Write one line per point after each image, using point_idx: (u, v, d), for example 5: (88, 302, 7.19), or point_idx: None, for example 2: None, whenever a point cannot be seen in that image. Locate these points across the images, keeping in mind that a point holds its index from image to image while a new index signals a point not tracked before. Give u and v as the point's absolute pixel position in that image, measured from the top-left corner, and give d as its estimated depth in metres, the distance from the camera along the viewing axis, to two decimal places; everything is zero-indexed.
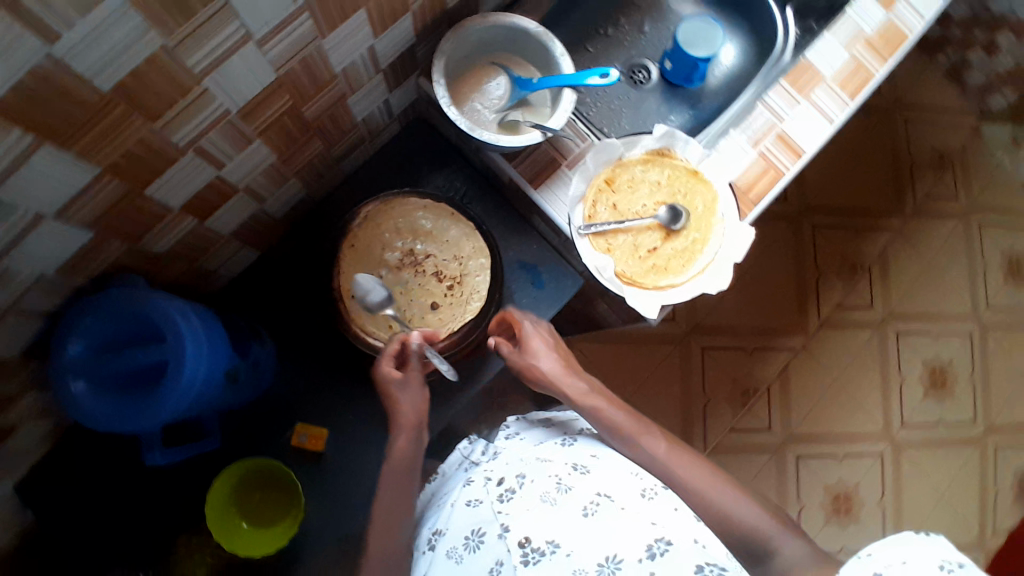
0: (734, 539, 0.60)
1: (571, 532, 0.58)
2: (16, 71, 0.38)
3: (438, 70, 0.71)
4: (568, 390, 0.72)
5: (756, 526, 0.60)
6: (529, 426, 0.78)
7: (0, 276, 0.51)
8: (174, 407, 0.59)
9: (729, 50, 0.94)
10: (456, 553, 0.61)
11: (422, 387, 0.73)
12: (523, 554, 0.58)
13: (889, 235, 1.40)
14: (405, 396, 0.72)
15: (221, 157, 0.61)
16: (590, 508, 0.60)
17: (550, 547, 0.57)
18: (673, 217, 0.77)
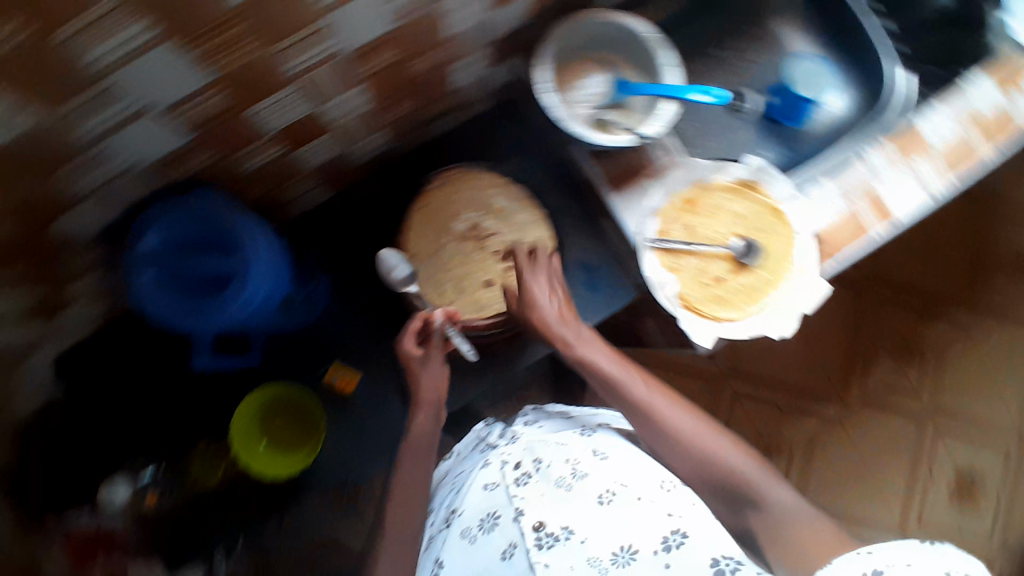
0: (716, 484, 0.62)
1: (586, 520, 0.63)
2: None
3: (545, 54, 0.71)
4: (566, 335, 0.69)
5: (746, 476, 0.61)
6: (547, 416, 0.79)
7: (99, 156, 0.53)
8: (244, 311, 0.62)
9: (838, 95, 0.87)
10: (472, 533, 0.66)
11: (442, 366, 0.72)
12: (538, 538, 0.62)
13: (953, 326, 1.34)
14: (426, 373, 0.71)
15: (320, 95, 0.62)
16: (604, 496, 0.64)
17: (564, 533, 0.62)
18: (747, 251, 0.76)
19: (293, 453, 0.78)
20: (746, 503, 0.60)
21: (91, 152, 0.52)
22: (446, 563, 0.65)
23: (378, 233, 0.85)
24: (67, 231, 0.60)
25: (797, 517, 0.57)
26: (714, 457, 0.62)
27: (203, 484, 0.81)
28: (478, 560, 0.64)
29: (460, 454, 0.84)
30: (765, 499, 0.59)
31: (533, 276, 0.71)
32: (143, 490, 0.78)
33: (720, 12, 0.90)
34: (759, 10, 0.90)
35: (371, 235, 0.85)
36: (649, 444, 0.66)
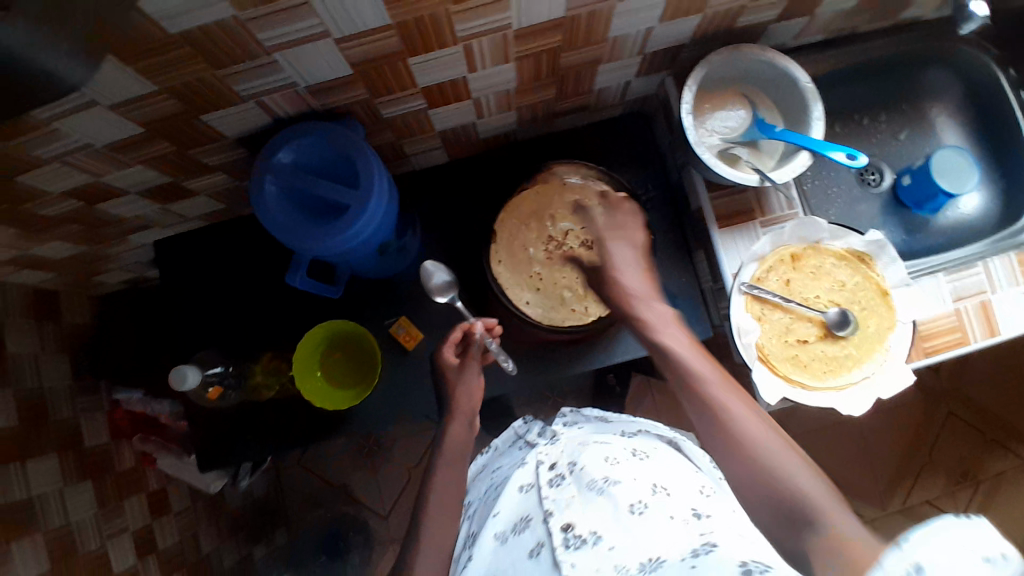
0: (772, 506, 0.55)
1: (617, 529, 0.59)
2: None
3: (695, 76, 0.71)
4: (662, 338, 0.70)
5: (809, 498, 0.54)
6: (588, 418, 0.82)
7: (267, 65, 0.56)
8: (353, 235, 0.64)
9: (975, 196, 0.86)
10: (504, 535, 0.66)
11: (478, 374, 0.77)
12: (564, 539, 0.60)
13: (1014, 461, 1.28)
14: (465, 380, 0.76)
15: (476, 63, 0.64)
16: (637, 506, 0.60)
17: (592, 537, 0.59)
18: (841, 321, 0.74)
19: (345, 389, 0.81)
20: (805, 523, 0.53)
21: (266, 59, 0.55)
22: (476, 557, 0.66)
23: (479, 206, 0.87)
24: (215, 125, 0.64)
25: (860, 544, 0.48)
26: (773, 472, 0.57)
27: (254, 396, 0.83)
28: (507, 559, 0.63)
29: (495, 447, 0.86)
30: (824, 519, 0.52)
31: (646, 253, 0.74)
32: (208, 382, 0.78)
33: (879, 80, 0.86)
34: (920, 88, 0.87)
35: (472, 208, 0.87)
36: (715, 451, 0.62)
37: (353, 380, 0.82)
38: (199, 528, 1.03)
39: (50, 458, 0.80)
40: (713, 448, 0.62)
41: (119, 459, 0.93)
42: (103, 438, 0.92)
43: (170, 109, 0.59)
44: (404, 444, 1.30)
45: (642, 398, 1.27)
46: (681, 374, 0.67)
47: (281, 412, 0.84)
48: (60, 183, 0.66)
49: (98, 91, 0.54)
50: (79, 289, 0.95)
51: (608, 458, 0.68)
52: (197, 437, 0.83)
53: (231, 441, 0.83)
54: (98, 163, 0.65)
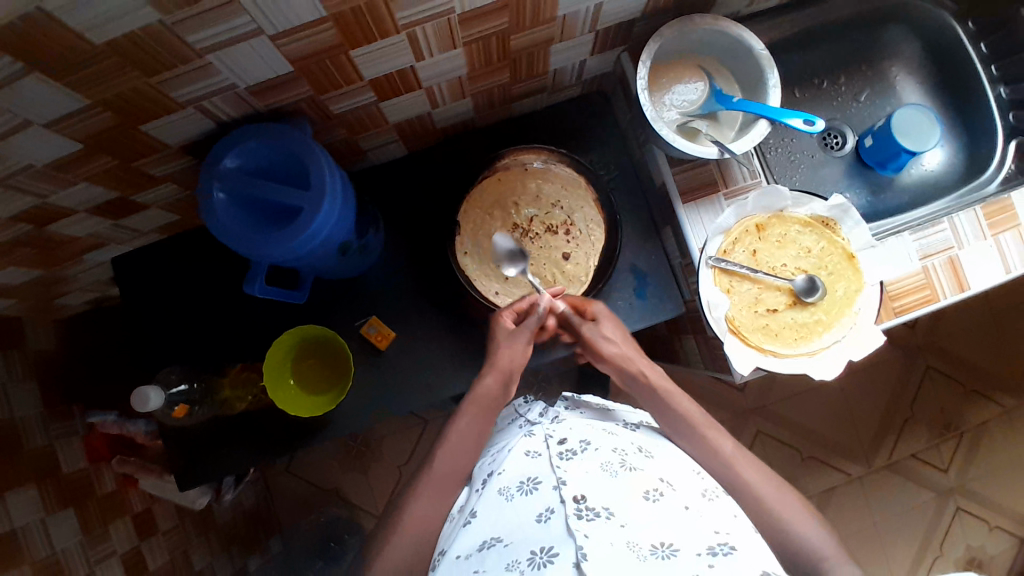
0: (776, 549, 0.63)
1: (630, 508, 0.59)
2: None
3: (648, 51, 0.69)
4: (638, 369, 0.75)
5: (821, 551, 0.61)
6: (587, 403, 0.82)
7: (202, 68, 0.54)
8: (304, 244, 0.63)
9: (937, 153, 0.86)
10: (509, 491, 0.65)
11: (527, 347, 0.75)
12: (577, 509, 0.59)
13: (995, 410, 1.31)
14: (511, 343, 0.74)
15: (423, 51, 0.63)
16: (652, 493, 0.61)
17: (604, 511, 0.59)
18: (810, 289, 0.73)
19: (321, 394, 0.80)
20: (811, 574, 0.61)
21: (200, 62, 0.53)
22: (480, 514, 0.64)
23: (443, 198, 0.86)
24: (158, 134, 0.62)
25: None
26: (787, 526, 0.63)
27: (230, 407, 0.81)
28: (512, 517, 0.62)
29: (493, 426, 0.84)
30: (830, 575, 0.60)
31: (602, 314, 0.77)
32: (173, 401, 0.76)
33: (836, 41, 0.86)
34: (876, 47, 0.87)
35: (437, 199, 0.86)
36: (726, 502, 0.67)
37: (329, 384, 0.81)
38: (189, 544, 1.02)
39: (27, 489, 0.78)
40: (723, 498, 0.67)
41: (101, 483, 0.91)
42: (82, 463, 0.90)
43: (107, 121, 0.57)
44: (393, 442, 1.29)
45: None
46: (685, 427, 0.71)
47: (258, 423, 0.83)
48: (5, 207, 0.64)
49: (29, 109, 0.52)
50: (43, 313, 0.92)
51: (616, 444, 0.69)
52: (172, 459, 0.81)
53: (210, 456, 0.82)
54: (42, 184, 0.63)
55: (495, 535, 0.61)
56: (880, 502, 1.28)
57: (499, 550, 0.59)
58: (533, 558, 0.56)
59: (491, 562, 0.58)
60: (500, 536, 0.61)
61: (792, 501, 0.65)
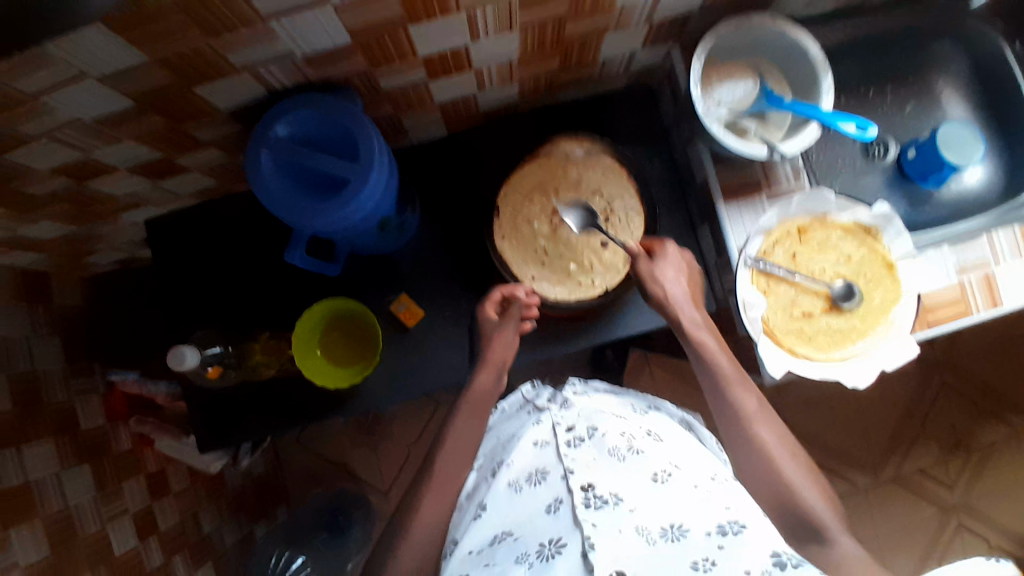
0: (787, 512, 0.64)
1: (638, 494, 0.59)
2: None
3: (704, 47, 0.69)
4: (688, 319, 0.74)
5: (824, 519, 0.62)
6: (595, 389, 0.81)
7: (263, 33, 0.53)
8: (349, 214, 0.62)
9: (978, 170, 0.86)
10: (518, 484, 0.66)
11: (516, 335, 0.76)
12: (585, 498, 0.59)
13: (1007, 431, 1.31)
14: (500, 334, 0.76)
15: (479, 31, 0.62)
16: (660, 475, 0.61)
17: (613, 498, 0.59)
18: (847, 294, 0.73)
19: (347, 367, 0.80)
20: (812, 535, 0.62)
21: (263, 27, 0.52)
22: (490, 507, 0.65)
23: (480, 182, 0.86)
24: (209, 97, 0.62)
25: (864, 570, 0.57)
26: (796, 493, 0.64)
27: (262, 374, 0.82)
28: (523, 510, 0.63)
29: (505, 413, 0.84)
30: (830, 536, 0.61)
31: (665, 265, 0.75)
32: (207, 361, 0.76)
33: (886, 49, 0.85)
34: (926, 59, 0.86)
35: (473, 183, 0.86)
36: (739, 458, 0.68)
37: (354, 359, 0.81)
38: (200, 508, 1.03)
39: (46, 443, 0.79)
40: (739, 458, 0.68)
41: (117, 442, 0.92)
42: (101, 422, 0.91)
43: (160, 80, 0.57)
44: (404, 423, 1.30)
45: (640, 373, 1.27)
46: (715, 383, 0.70)
47: (280, 392, 0.83)
48: (47, 159, 0.63)
49: (87, 61, 0.51)
50: (70, 270, 0.93)
51: (625, 430, 0.68)
52: (196, 423, 0.82)
53: (233, 422, 0.82)
54: (89, 139, 0.63)
55: (506, 528, 0.62)
56: (884, 513, 1.29)
57: (510, 543, 0.59)
58: (541, 551, 0.56)
59: (502, 554, 0.58)
60: (511, 529, 0.61)
61: (800, 464, 0.66)
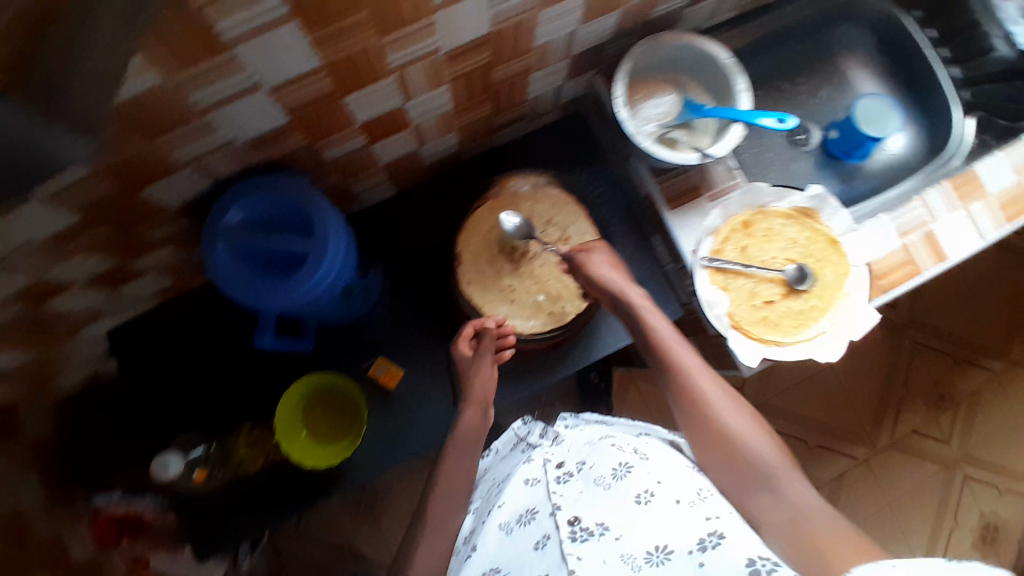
0: (730, 466, 0.59)
1: (623, 519, 0.61)
2: None
3: (622, 71, 0.73)
4: (626, 299, 0.73)
5: (768, 464, 0.57)
6: (586, 420, 0.82)
7: (203, 126, 0.56)
8: (304, 297, 0.62)
9: (900, 137, 0.91)
10: (509, 526, 0.66)
11: (492, 366, 0.75)
12: (571, 532, 0.61)
13: (987, 376, 1.35)
14: (476, 370, 0.74)
15: (411, 91, 0.65)
16: (643, 496, 0.62)
17: (598, 528, 0.60)
18: (801, 276, 0.76)
19: (333, 443, 0.79)
20: (760, 488, 0.56)
21: (201, 121, 0.55)
22: (480, 547, 0.65)
23: (437, 233, 0.88)
24: (157, 197, 0.63)
25: (818, 515, 0.51)
26: (737, 441, 0.60)
27: (246, 468, 0.81)
28: (512, 550, 0.64)
29: (496, 452, 0.84)
30: (787, 492, 0.55)
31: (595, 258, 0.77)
32: (192, 465, 0.79)
33: (789, 46, 0.92)
34: (827, 48, 0.93)
35: (432, 234, 0.88)
36: (680, 417, 0.65)
37: (339, 433, 0.80)
38: None
39: None
40: (680, 417, 0.65)
41: (113, 566, 0.88)
42: (92, 549, 0.87)
43: (107, 189, 0.58)
44: (406, 486, 1.28)
45: (628, 390, 1.29)
46: (647, 341, 0.70)
47: (275, 479, 0.82)
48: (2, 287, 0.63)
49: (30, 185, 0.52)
50: None
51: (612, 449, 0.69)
52: (188, 531, 0.80)
53: (222, 523, 0.80)
54: (41, 260, 0.63)
55: (494, 566, 0.63)
56: (890, 481, 1.31)
57: None
58: None
59: None
60: (499, 565, 0.63)
61: (744, 414, 0.63)
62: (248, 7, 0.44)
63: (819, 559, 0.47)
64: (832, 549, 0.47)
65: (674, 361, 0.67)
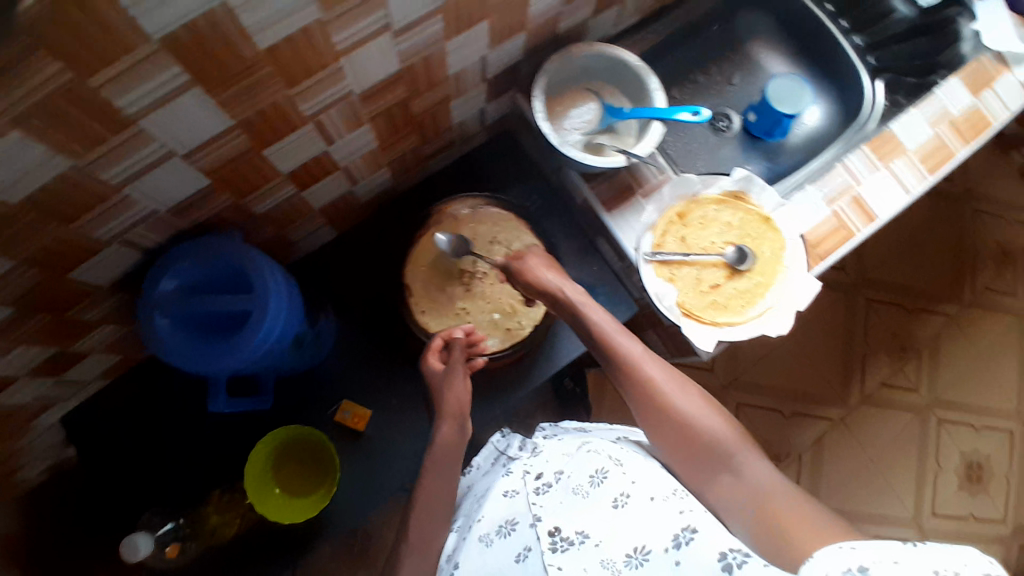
0: (688, 448, 0.63)
1: (601, 524, 0.61)
2: (191, 15, 0.41)
3: (538, 86, 0.75)
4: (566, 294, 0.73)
5: (724, 442, 0.62)
6: (565, 429, 0.82)
7: (121, 202, 0.55)
8: (247, 359, 0.62)
9: (815, 110, 0.96)
10: (489, 537, 0.66)
11: (465, 379, 0.73)
12: (552, 542, 0.61)
13: (942, 320, 1.41)
14: (450, 384, 0.72)
15: (332, 135, 0.66)
16: (619, 499, 0.62)
17: (579, 537, 0.61)
18: (740, 257, 0.79)
19: (308, 496, 0.78)
20: (719, 465, 0.61)
21: (117, 197, 0.54)
22: (462, 564, 0.65)
23: (385, 268, 0.88)
24: (87, 278, 0.62)
25: (774, 491, 0.56)
26: (692, 424, 0.64)
27: (221, 535, 0.81)
28: (494, 564, 0.64)
29: (476, 468, 0.84)
30: (743, 467, 0.59)
31: (531, 262, 0.76)
32: (163, 542, 0.76)
33: (697, 38, 0.95)
34: (734, 35, 0.97)
35: (381, 269, 0.88)
36: (637, 409, 0.67)
37: (313, 486, 0.79)
38: None
39: None
40: (637, 409, 0.67)
41: None
42: None
43: (33, 280, 0.57)
44: None
45: (604, 391, 1.30)
46: (592, 336, 0.70)
47: (249, 544, 0.82)
48: None
49: None
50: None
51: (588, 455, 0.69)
52: None
53: None
54: None
55: None
56: (869, 436, 1.35)
57: None
58: None
59: None
60: None
61: (693, 394, 0.66)
62: (145, 81, 0.44)
63: (781, 538, 0.52)
64: (785, 517, 0.53)
65: (621, 353, 0.68)
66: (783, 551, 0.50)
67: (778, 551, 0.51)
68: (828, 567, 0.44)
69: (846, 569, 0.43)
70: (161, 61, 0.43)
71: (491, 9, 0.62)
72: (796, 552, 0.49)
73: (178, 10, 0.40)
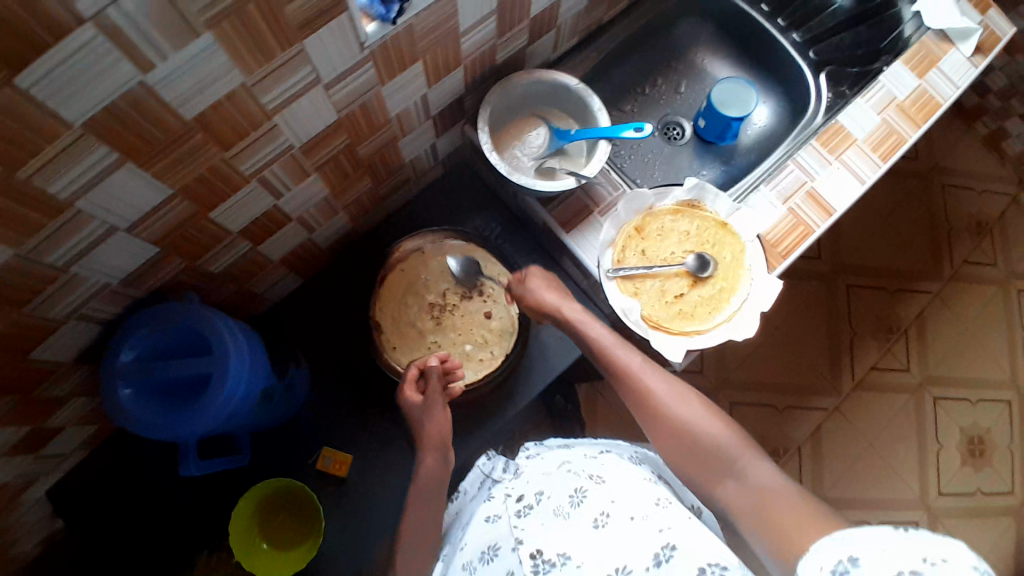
0: (692, 455, 0.61)
1: (583, 545, 0.59)
2: (111, 98, 0.42)
3: (483, 119, 0.76)
4: (568, 311, 0.77)
5: (727, 447, 0.60)
6: (548, 446, 0.81)
7: (70, 280, 0.55)
8: (212, 421, 0.62)
9: (763, 110, 0.97)
10: (472, 565, 0.65)
11: (443, 407, 0.75)
12: (535, 565, 0.59)
13: (925, 297, 1.41)
14: (430, 414, 0.74)
15: (279, 188, 0.66)
16: (600, 519, 0.61)
17: (561, 559, 0.59)
18: (701, 265, 0.79)
19: (295, 550, 0.78)
20: (723, 471, 0.58)
21: (65, 275, 0.54)
22: None
23: (356, 309, 0.88)
24: (49, 358, 0.62)
25: (774, 496, 0.53)
26: (692, 431, 0.62)
27: None
28: None
29: (462, 493, 0.82)
30: (743, 471, 0.57)
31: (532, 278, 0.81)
32: None
33: (640, 51, 0.96)
34: (677, 45, 0.98)
35: (350, 311, 0.88)
36: (639, 419, 0.67)
37: (301, 539, 0.79)
38: None
39: None
40: (639, 417, 0.68)
41: None
42: None
43: None
44: None
45: (596, 406, 1.31)
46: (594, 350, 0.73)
47: None
48: None
49: None
50: None
51: (567, 477, 0.68)
52: None
53: None
54: None
55: None
56: (866, 420, 1.34)
57: None
58: None
59: None
60: None
61: (697, 403, 0.65)
62: (76, 163, 0.45)
63: (777, 535, 0.50)
64: (782, 517, 0.51)
65: (621, 364, 0.70)
66: (780, 553, 0.49)
67: (775, 547, 0.49)
68: (823, 562, 0.43)
69: (838, 561, 0.42)
70: (88, 143, 0.44)
71: (422, 51, 0.62)
72: (787, 549, 0.48)
73: (96, 96, 0.41)
